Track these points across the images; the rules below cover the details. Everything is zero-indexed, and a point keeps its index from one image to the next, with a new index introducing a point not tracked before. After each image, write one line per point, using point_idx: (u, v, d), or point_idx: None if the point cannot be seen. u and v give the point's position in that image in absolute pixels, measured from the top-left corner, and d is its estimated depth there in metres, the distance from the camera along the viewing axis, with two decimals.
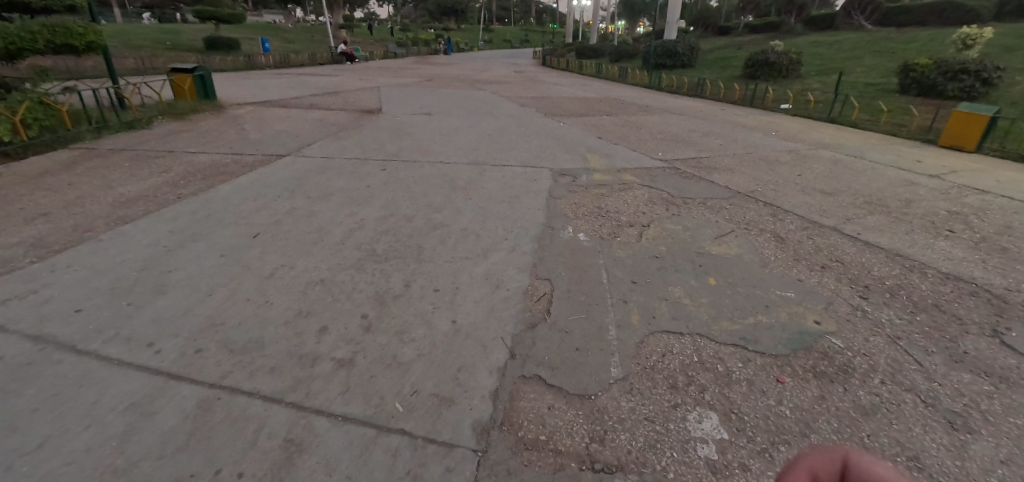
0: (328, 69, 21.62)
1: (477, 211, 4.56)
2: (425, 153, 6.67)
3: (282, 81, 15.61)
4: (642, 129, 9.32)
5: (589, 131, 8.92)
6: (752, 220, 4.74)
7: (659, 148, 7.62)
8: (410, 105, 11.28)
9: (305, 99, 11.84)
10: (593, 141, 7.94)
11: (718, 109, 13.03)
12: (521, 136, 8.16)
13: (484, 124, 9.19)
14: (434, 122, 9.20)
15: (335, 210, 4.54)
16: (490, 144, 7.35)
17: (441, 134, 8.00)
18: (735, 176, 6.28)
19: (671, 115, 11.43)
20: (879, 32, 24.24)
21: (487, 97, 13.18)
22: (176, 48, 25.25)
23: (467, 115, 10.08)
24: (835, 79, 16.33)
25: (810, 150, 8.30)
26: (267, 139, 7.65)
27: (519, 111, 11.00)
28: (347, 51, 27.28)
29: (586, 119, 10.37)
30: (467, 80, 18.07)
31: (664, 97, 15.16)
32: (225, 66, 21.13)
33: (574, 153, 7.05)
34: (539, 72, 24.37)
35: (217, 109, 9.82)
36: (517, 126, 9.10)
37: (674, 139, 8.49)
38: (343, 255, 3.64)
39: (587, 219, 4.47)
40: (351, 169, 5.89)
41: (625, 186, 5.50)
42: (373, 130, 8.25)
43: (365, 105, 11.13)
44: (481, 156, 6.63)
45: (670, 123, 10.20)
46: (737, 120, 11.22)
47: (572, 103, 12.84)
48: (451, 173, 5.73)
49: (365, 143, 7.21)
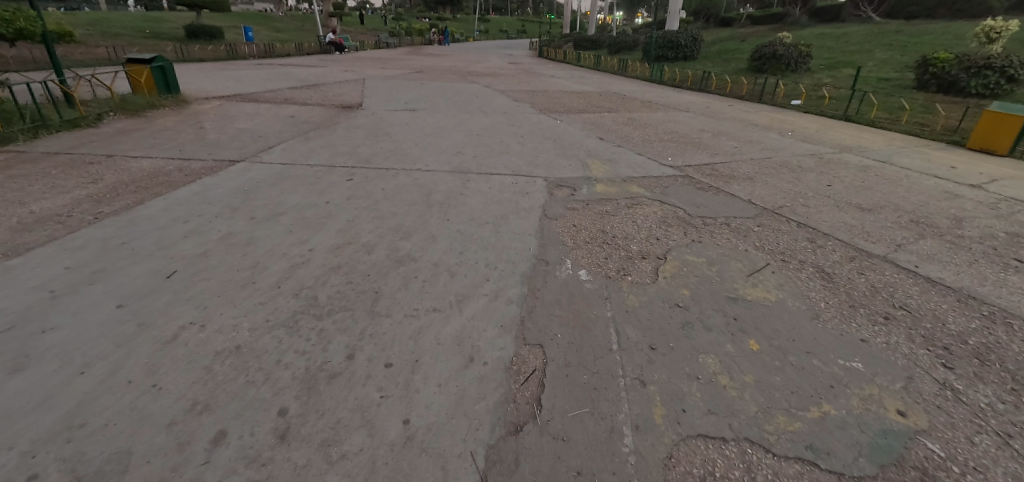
0: (313, 59, 20.54)
1: (455, 236, 3.72)
2: (401, 158, 5.80)
3: (261, 72, 14.59)
4: (646, 128, 8.47)
5: (589, 130, 8.07)
6: (788, 248, 3.94)
7: (669, 152, 6.77)
8: (394, 99, 10.35)
9: (280, 92, 10.88)
10: (593, 143, 7.07)
11: (726, 105, 12.17)
12: (513, 136, 7.29)
13: (473, 121, 8.32)
14: (417, 119, 8.32)
15: (280, 236, 3.68)
16: (477, 146, 6.49)
17: (423, 134, 7.12)
18: (758, 188, 5.46)
19: (677, 112, 10.57)
20: (888, 25, 23.25)
21: (478, 91, 12.24)
22: (156, 36, 24.02)
23: (455, 111, 9.18)
24: (847, 73, 15.50)
25: (834, 154, 7.48)
26: (226, 138, 6.75)
27: (512, 107, 10.10)
28: (336, 40, 26.09)
29: (586, 116, 9.49)
30: (459, 72, 17.08)
31: (668, 91, 14.24)
32: (204, 56, 20.01)
33: (572, 157, 6.20)
34: (536, 64, 23.38)
35: (179, 104, 8.87)
36: (510, 124, 8.22)
37: (683, 140, 7.64)
38: (274, 307, 2.80)
39: (590, 248, 3.64)
40: (313, 177, 5.02)
41: (632, 201, 4.67)
42: (347, 129, 7.36)
43: (345, 99, 10.21)
44: (465, 161, 5.78)
45: (677, 120, 9.35)
46: (747, 118, 10.39)
47: (570, 98, 11.94)
48: (429, 184, 4.88)
49: (335, 145, 6.33)
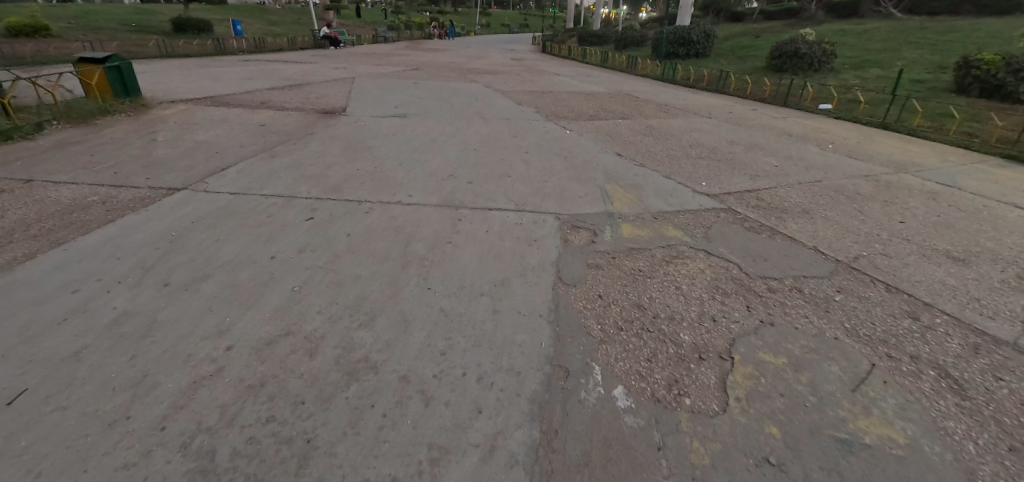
0: (304, 55, 19.38)
1: (437, 319, 2.67)
2: (379, 183, 4.73)
3: (242, 69, 13.47)
4: (669, 139, 7.37)
5: (603, 142, 6.97)
6: (891, 334, 2.89)
7: (702, 174, 5.68)
8: (382, 102, 9.23)
9: (257, 93, 9.78)
10: (610, 160, 5.98)
11: (751, 109, 11.02)
12: (516, 151, 6.20)
13: (470, 131, 7.23)
14: (405, 128, 7.23)
15: (194, 320, 2.65)
16: (473, 166, 5.41)
17: (410, 148, 6.05)
18: (819, 227, 4.40)
19: (700, 118, 9.43)
20: (912, 21, 21.94)
21: (477, 92, 11.10)
22: (141, 29, 22.88)
23: (450, 117, 8.07)
24: (875, 75, 14.34)
25: (892, 174, 6.37)
26: (177, 155, 5.70)
27: (515, 111, 8.97)
28: (331, 34, 24.94)
29: (597, 123, 8.38)
30: (457, 70, 15.90)
31: (685, 93, 13.08)
32: (189, 51, 18.89)
33: (588, 181, 5.11)
34: (540, 60, 22.22)
35: (136, 110, 7.81)
36: (511, 135, 7.12)
37: (715, 156, 6.55)
38: (141, 476, 1.77)
39: (626, 342, 2.59)
40: (263, 214, 3.98)
41: (671, 253, 3.60)
42: (321, 142, 6.28)
43: (327, 102, 9.10)
44: (456, 187, 4.69)
45: (701, 129, 8.24)
46: (778, 125, 9.28)
47: (578, 101, 10.78)
48: (409, 224, 3.81)
49: (302, 165, 5.28)
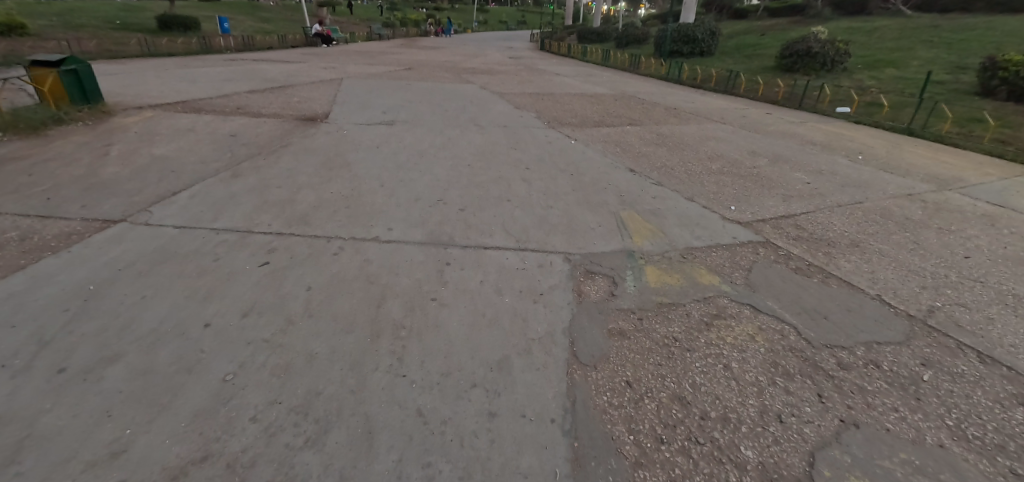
0: (292, 53, 18.57)
1: (412, 430, 1.96)
2: (354, 211, 4.01)
3: (223, 70, 12.67)
4: (684, 149, 6.65)
5: (612, 153, 6.25)
6: (1008, 436, 2.21)
7: (728, 194, 4.96)
8: (369, 106, 8.45)
9: (233, 97, 9.00)
10: (621, 177, 5.25)
11: (766, 113, 10.28)
12: (515, 165, 5.47)
13: (464, 140, 6.49)
14: (392, 137, 6.48)
15: (81, 432, 1.94)
16: (465, 186, 4.67)
17: (394, 163, 5.31)
18: (876, 266, 3.70)
19: (713, 123, 8.69)
20: (923, 19, 21.21)
21: (472, 95, 10.33)
22: (125, 27, 21.99)
23: (441, 124, 7.33)
24: (891, 76, 13.63)
25: (937, 193, 5.68)
26: (127, 174, 4.97)
27: (513, 116, 8.21)
28: (322, 31, 24.10)
29: (604, 130, 7.64)
30: (452, 70, 15.10)
31: (693, 95, 12.33)
32: (172, 50, 18.05)
33: (599, 205, 4.38)
34: (539, 59, 21.46)
35: (95, 119, 7.06)
36: (509, 145, 6.38)
37: (739, 170, 5.85)
38: None
39: (670, 464, 1.89)
40: (209, 258, 3.27)
41: (710, 310, 2.90)
42: (294, 156, 5.53)
43: (308, 107, 8.34)
44: (445, 215, 3.96)
45: (718, 138, 7.51)
46: (798, 131, 8.57)
47: (581, 104, 10.03)
48: (385, 271, 3.10)
49: (267, 186, 4.55)
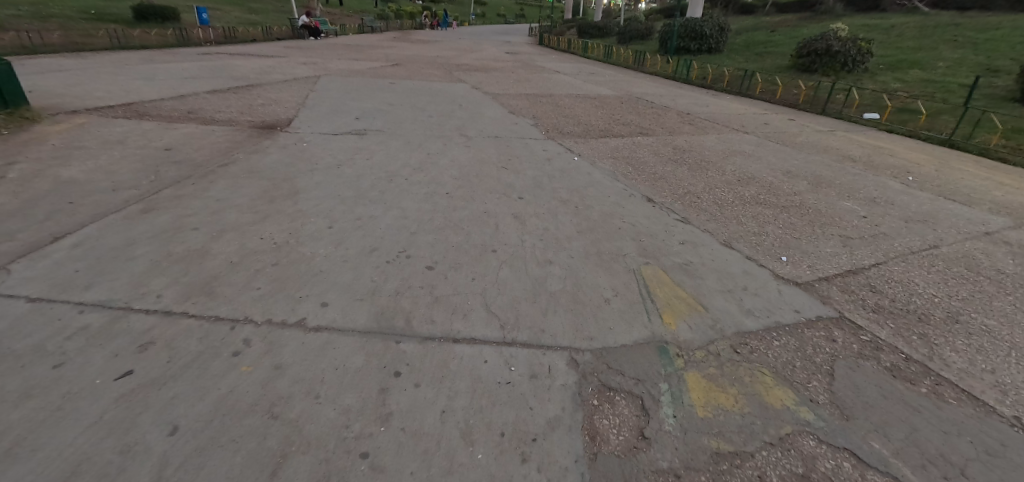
0: (273, 47, 17.35)
1: None
2: (282, 271, 2.95)
3: (189, 66, 11.49)
4: (709, 168, 5.58)
5: (623, 173, 5.17)
6: None
7: (774, 236, 3.93)
8: (340, 110, 7.32)
9: (188, 98, 7.89)
10: (638, 209, 4.18)
11: (789, 119, 9.23)
12: (506, 192, 4.38)
13: (446, 154, 5.40)
14: (359, 151, 5.38)
15: None
16: (440, 226, 3.60)
17: (353, 189, 4.24)
18: (996, 361, 2.69)
19: (735, 133, 7.60)
20: (942, 16, 20.08)
21: (461, 97, 9.20)
22: (99, 18, 20.70)
23: (421, 133, 6.22)
24: (919, 78, 12.57)
25: (1019, 230, 4.66)
26: (10, 205, 3.91)
27: (505, 123, 7.08)
28: (310, 23, 22.82)
29: (611, 141, 6.55)
30: (442, 67, 13.90)
31: (706, 97, 11.20)
32: (146, 43, 16.83)
33: (614, 256, 3.32)
34: (539, 55, 20.29)
35: (11, 127, 5.97)
36: (500, 161, 5.29)
37: (779, 199, 4.79)
38: None
39: None
40: (49, 361, 2.23)
41: (794, 467, 1.88)
42: (231, 180, 4.45)
43: (270, 112, 7.22)
44: (406, 277, 2.91)
45: (745, 153, 6.44)
46: (831, 143, 7.53)
47: (584, 108, 8.91)
48: (301, 391, 2.06)
49: (181, 229, 3.50)
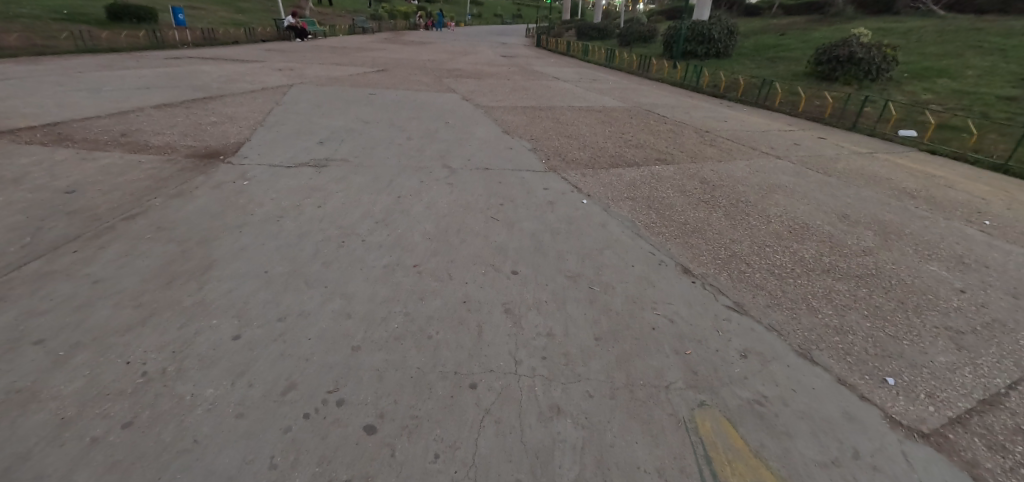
0: (253, 50, 16.18)
1: None
2: (133, 445, 1.84)
3: (148, 73, 10.28)
4: (750, 212, 4.47)
5: (645, 222, 4.05)
6: None
7: (863, 337, 2.84)
8: (303, 131, 6.16)
9: (127, 116, 6.74)
10: (675, 289, 3.06)
11: (819, 138, 8.17)
12: (495, 257, 3.25)
13: (421, 196, 4.25)
14: (311, 192, 4.24)
15: None
16: (397, 331, 2.49)
17: (287, 260, 3.12)
18: None
19: (768, 158, 6.48)
20: (960, 20, 19.04)
21: (448, 111, 8.05)
22: (71, 18, 19.47)
23: (394, 163, 5.07)
24: (949, 89, 11.56)
25: None
26: None
27: (498, 147, 5.94)
28: (296, 24, 21.58)
29: (625, 171, 5.43)
30: (431, 73, 12.69)
31: (722, 110, 10.11)
32: (114, 45, 15.57)
33: (652, 391, 2.22)
34: (537, 59, 19.21)
35: None
36: (489, 204, 4.14)
37: (849, 264, 3.71)
38: None
39: None
40: None
41: None
42: (131, 244, 3.33)
43: (220, 134, 6.07)
44: (329, 456, 1.81)
45: (786, 188, 5.33)
46: (877, 170, 6.47)
47: (588, 124, 7.78)
48: None
49: (15, 343, 2.38)
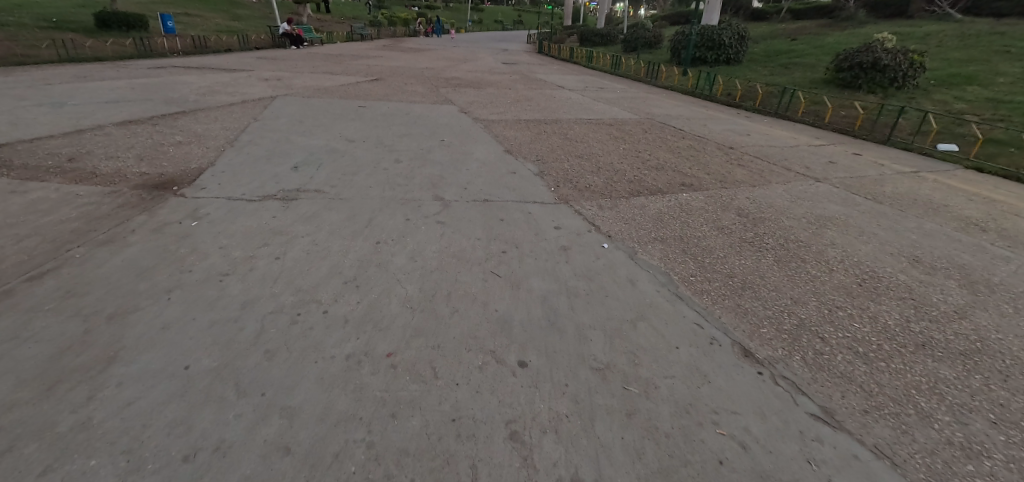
0: (244, 58, 15.56)
1: None
2: None
3: (123, 85, 9.55)
4: (806, 258, 3.67)
5: (683, 274, 3.24)
6: None
7: (1006, 464, 2.02)
8: (276, 153, 5.40)
9: (83, 134, 6.01)
10: (737, 387, 2.26)
11: (853, 153, 7.41)
12: (494, 339, 2.46)
13: (405, 239, 3.47)
14: (269, 236, 3.46)
15: None
16: (351, 481, 1.69)
17: (217, 349, 2.35)
18: None
19: (805, 181, 5.70)
20: (979, 24, 18.27)
21: (443, 126, 7.28)
22: (59, 25, 18.94)
23: (376, 194, 4.30)
24: (982, 97, 10.79)
25: None
26: None
27: (499, 171, 5.16)
28: (291, 31, 21.03)
29: (647, 199, 4.65)
30: (428, 82, 11.95)
31: (741, 121, 9.35)
32: (98, 53, 14.89)
33: None
34: (539, 66, 18.57)
35: None
36: (487, 250, 3.35)
37: (946, 336, 2.90)
38: None
39: None
40: None
41: None
42: (21, 319, 2.56)
43: (182, 157, 5.32)
44: None
45: (837, 220, 4.53)
46: (928, 194, 5.70)
47: (599, 140, 7.00)
48: None
49: None
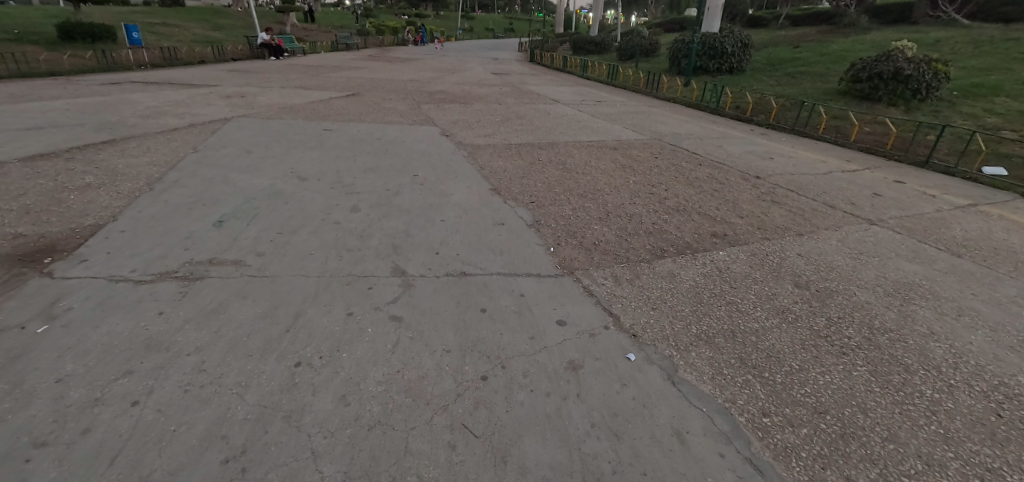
0: (214, 71, 14.40)
1: None
2: None
3: (58, 106, 8.36)
4: (910, 366, 2.63)
5: (753, 415, 2.17)
6: None
7: None
8: (203, 201, 4.30)
9: None
10: None
11: (895, 181, 6.43)
12: None
13: (340, 356, 2.37)
14: (138, 357, 2.33)
15: None
16: None
17: None
18: None
19: (858, 224, 4.68)
20: (988, 30, 17.50)
21: (421, 154, 6.22)
22: (19, 37, 17.67)
23: (316, 267, 3.20)
24: (1015, 110, 9.88)
25: None
26: None
27: (482, 223, 4.09)
28: (271, 41, 19.93)
29: (675, 263, 3.57)
30: (410, 98, 10.87)
31: (758, 140, 8.36)
32: (53, 67, 13.65)
33: None
34: (532, 76, 17.62)
35: None
36: (460, 377, 2.26)
37: None
38: None
39: None
40: None
41: None
42: None
43: (81, 207, 4.17)
44: None
45: (921, 290, 3.49)
46: (1006, 239, 4.69)
47: (604, 171, 5.96)
48: None
49: None
